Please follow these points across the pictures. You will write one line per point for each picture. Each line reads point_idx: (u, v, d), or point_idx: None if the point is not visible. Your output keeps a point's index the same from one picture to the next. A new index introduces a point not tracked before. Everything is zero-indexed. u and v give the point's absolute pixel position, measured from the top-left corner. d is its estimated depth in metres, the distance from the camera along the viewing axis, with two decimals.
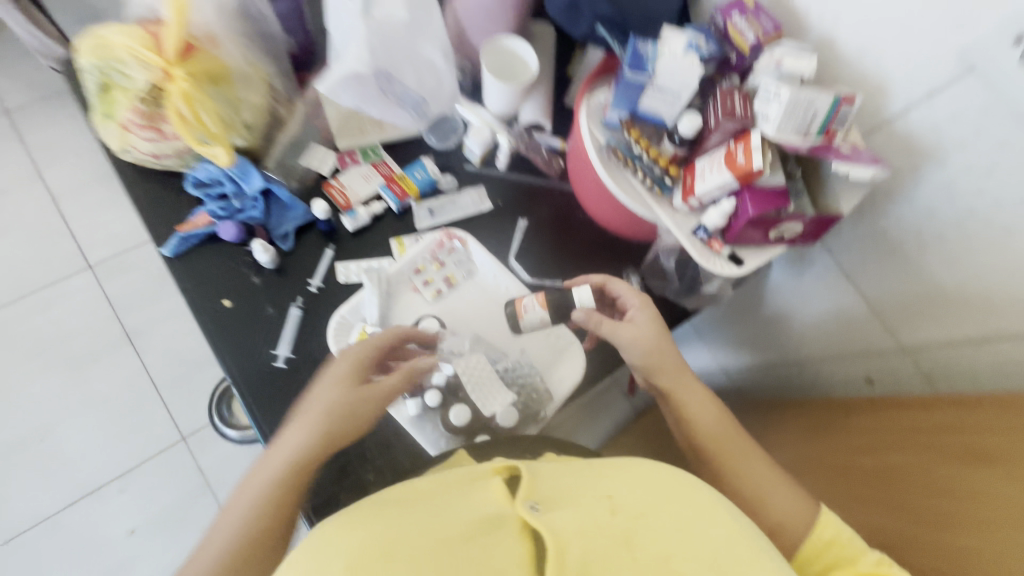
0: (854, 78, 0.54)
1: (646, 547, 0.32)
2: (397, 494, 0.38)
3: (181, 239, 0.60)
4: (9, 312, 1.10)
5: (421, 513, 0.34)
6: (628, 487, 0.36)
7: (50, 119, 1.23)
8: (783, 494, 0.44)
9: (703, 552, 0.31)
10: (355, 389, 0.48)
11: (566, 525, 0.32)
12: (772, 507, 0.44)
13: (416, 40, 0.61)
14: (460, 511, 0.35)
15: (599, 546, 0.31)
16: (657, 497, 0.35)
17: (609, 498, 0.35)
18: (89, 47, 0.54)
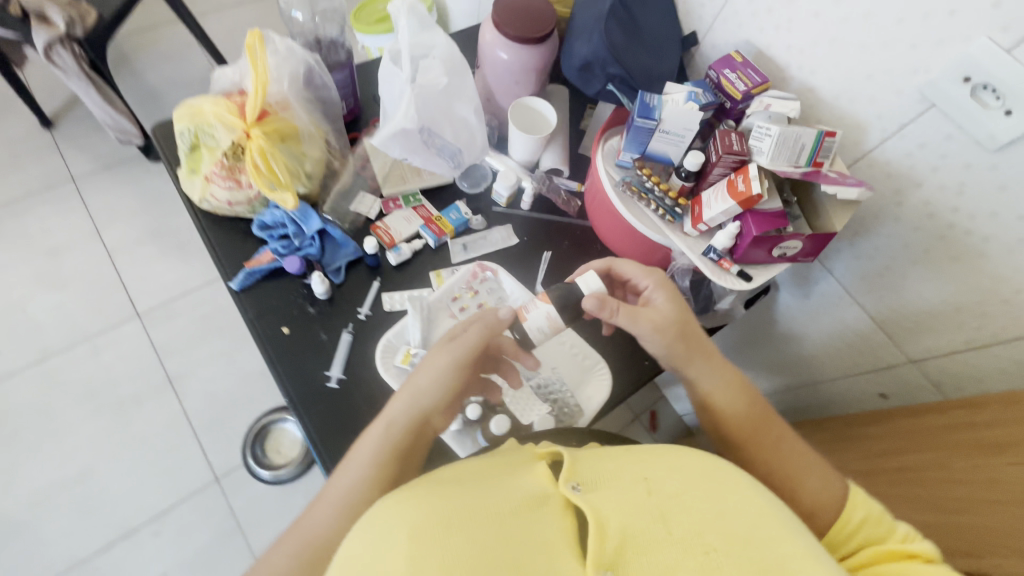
0: (832, 118, 0.63)
1: (681, 524, 0.33)
2: (447, 475, 0.39)
3: (247, 274, 0.67)
4: (61, 359, 1.17)
5: (472, 487, 0.37)
6: (664, 470, 0.37)
7: (111, 185, 1.36)
8: (817, 477, 0.47)
9: (734, 528, 0.33)
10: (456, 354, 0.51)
11: (606, 505, 0.34)
12: (804, 490, 0.46)
13: (453, 101, 0.72)
14: (506, 489, 0.37)
15: (635, 524, 0.33)
16: (690, 477, 0.36)
17: (645, 480, 0.37)
18: (184, 114, 0.65)
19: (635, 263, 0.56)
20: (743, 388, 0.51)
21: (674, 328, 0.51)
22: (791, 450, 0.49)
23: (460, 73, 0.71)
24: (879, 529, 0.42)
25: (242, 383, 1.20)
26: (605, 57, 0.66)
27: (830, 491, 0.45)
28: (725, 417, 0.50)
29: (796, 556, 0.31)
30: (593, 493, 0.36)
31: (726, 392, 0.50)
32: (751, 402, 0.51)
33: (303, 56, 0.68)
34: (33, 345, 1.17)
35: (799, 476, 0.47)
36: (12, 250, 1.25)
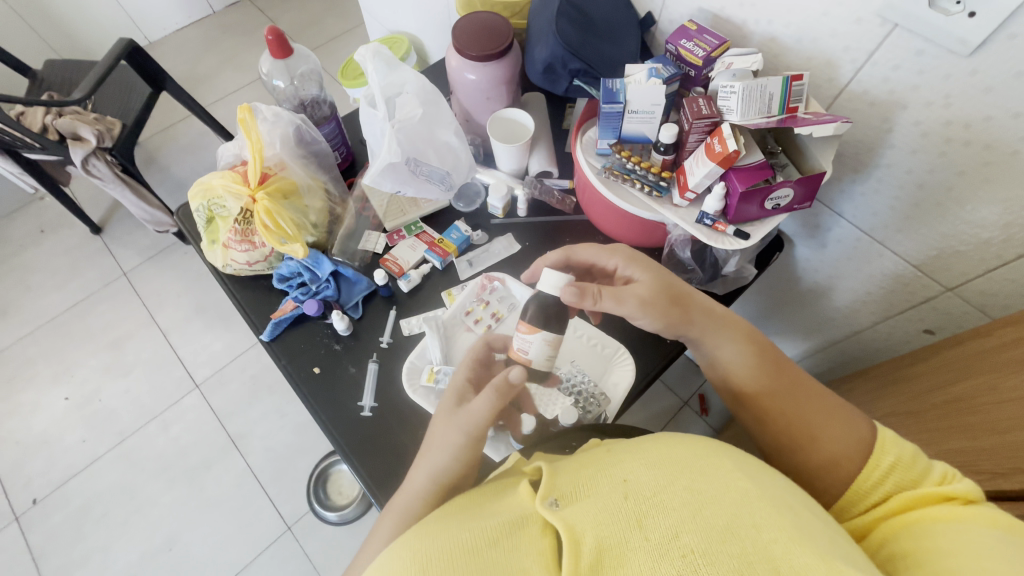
0: (801, 61, 0.62)
1: (657, 527, 0.36)
2: (442, 510, 0.43)
3: (274, 324, 0.72)
4: (136, 437, 1.27)
5: (460, 520, 0.40)
6: (642, 470, 0.40)
7: (156, 272, 1.49)
8: (839, 424, 0.47)
9: (713, 522, 0.35)
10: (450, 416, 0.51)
11: (580, 520, 0.37)
12: (824, 437, 0.47)
13: (434, 128, 0.76)
14: (491, 517, 0.40)
15: (611, 531, 0.36)
16: (666, 475, 0.39)
17: (624, 484, 0.39)
18: (197, 192, 0.72)
19: (592, 248, 0.60)
20: (748, 341, 0.53)
21: (662, 296, 0.53)
22: (807, 401, 0.50)
23: (434, 101, 0.75)
24: (913, 472, 0.41)
25: (298, 433, 1.27)
26: (564, 55, 0.68)
27: (852, 437, 0.46)
28: (735, 374, 0.53)
29: (778, 542, 0.33)
30: (570, 507, 0.39)
31: (731, 349, 0.53)
32: (759, 355, 0.53)
33: (290, 118, 0.74)
34: (111, 430, 1.28)
35: (817, 425, 0.48)
36: (82, 347, 1.38)
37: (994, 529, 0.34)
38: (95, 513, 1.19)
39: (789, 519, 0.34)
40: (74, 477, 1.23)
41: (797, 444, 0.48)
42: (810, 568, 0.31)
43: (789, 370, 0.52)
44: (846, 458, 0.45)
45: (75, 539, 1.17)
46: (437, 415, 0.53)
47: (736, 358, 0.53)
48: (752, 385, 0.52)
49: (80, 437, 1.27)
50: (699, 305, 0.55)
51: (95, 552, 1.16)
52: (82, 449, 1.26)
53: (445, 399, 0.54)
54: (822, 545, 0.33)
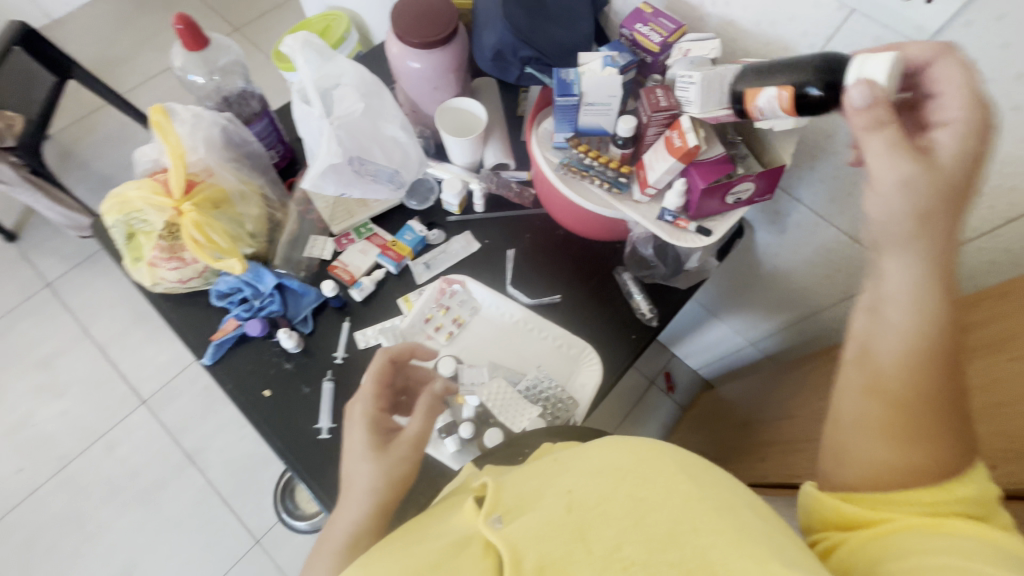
0: (758, 46, 0.60)
1: (600, 539, 0.34)
2: (379, 543, 0.39)
3: (216, 345, 0.67)
4: (80, 461, 1.18)
5: (402, 549, 0.38)
6: (586, 482, 0.38)
7: (86, 281, 1.37)
8: (936, 446, 0.38)
9: (654, 531, 0.33)
10: (377, 456, 0.45)
11: (521, 537, 0.35)
12: (920, 446, 0.38)
13: (378, 123, 0.70)
14: (433, 541, 0.38)
15: (552, 547, 0.34)
16: (609, 484, 0.37)
17: (568, 495, 0.37)
18: (111, 204, 0.64)
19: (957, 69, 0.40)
20: (927, 305, 0.39)
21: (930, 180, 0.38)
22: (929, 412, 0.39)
23: (377, 93, 0.69)
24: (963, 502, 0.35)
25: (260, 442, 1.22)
26: (513, 43, 0.63)
27: (937, 461, 0.38)
28: (863, 334, 0.43)
29: (715, 545, 0.32)
30: (512, 523, 0.36)
31: (899, 315, 0.40)
32: (921, 333, 0.40)
33: (213, 119, 0.66)
34: (50, 456, 1.18)
35: (920, 423, 0.39)
36: (7, 368, 1.26)
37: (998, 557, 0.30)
38: (41, 545, 1.12)
39: (729, 522, 0.33)
40: (13, 509, 1.14)
41: (893, 423, 0.40)
42: (744, 569, 0.30)
43: (947, 370, 0.40)
44: (917, 471, 0.38)
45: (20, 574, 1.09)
46: (354, 456, 0.46)
47: (896, 324, 0.40)
48: (886, 357, 0.41)
49: (16, 466, 1.17)
50: (886, 219, 0.39)
51: None
52: (20, 478, 1.16)
53: (363, 438, 0.46)
54: (761, 541, 0.32)
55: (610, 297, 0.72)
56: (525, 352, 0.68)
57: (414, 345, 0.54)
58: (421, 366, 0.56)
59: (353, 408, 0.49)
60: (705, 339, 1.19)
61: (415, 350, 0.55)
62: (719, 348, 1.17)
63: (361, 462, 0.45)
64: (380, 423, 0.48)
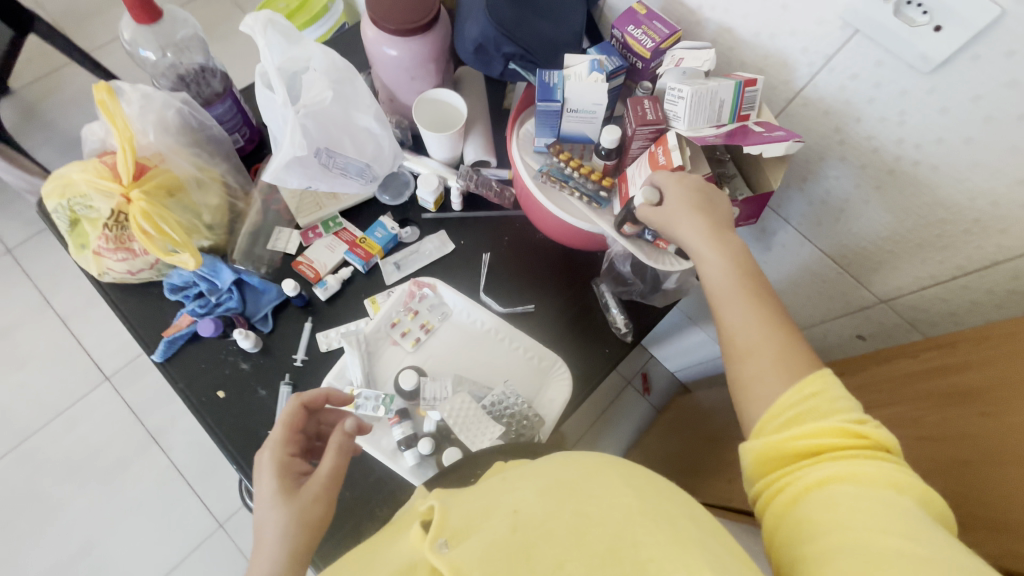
0: (756, 58, 0.56)
1: (542, 559, 0.33)
2: None
3: (167, 342, 0.63)
4: (40, 436, 1.15)
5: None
6: (531, 499, 0.37)
7: (48, 249, 1.31)
8: (769, 351, 0.41)
9: (596, 546, 0.33)
10: (287, 501, 0.43)
11: (466, 556, 0.33)
12: (767, 355, 0.41)
13: (351, 112, 0.66)
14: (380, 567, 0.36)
15: (495, 565, 0.32)
16: (554, 502, 0.36)
17: (514, 514, 0.36)
18: (54, 188, 0.60)
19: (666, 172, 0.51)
20: (718, 249, 0.47)
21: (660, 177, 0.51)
22: (755, 322, 0.43)
23: (349, 80, 0.64)
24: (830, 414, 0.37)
25: None
26: (496, 37, 0.59)
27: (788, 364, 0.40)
28: (706, 284, 0.47)
29: (653, 560, 0.32)
30: (460, 546, 0.35)
31: (714, 264, 0.47)
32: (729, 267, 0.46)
33: (165, 99, 0.61)
34: (7, 430, 1.15)
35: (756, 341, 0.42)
36: None
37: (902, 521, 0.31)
38: None
39: (666, 528, 0.33)
40: None
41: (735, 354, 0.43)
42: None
43: (767, 288, 0.45)
44: (767, 385, 0.40)
45: None
46: (262, 504, 0.43)
47: (710, 266, 0.47)
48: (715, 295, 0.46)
49: None
50: (673, 194, 0.49)
51: None
52: None
53: (271, 485, 0.43)
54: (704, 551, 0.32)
55: (586, 309, 0.70)
56: (495, 362, 0.66)
57: (328, 390, 0.52)
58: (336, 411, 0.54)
59: (262, 455, 0.46)
60: (684, 345, 1.17)
61: (331, 395, 0.53)
62: (696, 355, 1.16)
63: (268, 509, 0.42)
64: (290, 467, 0.45)
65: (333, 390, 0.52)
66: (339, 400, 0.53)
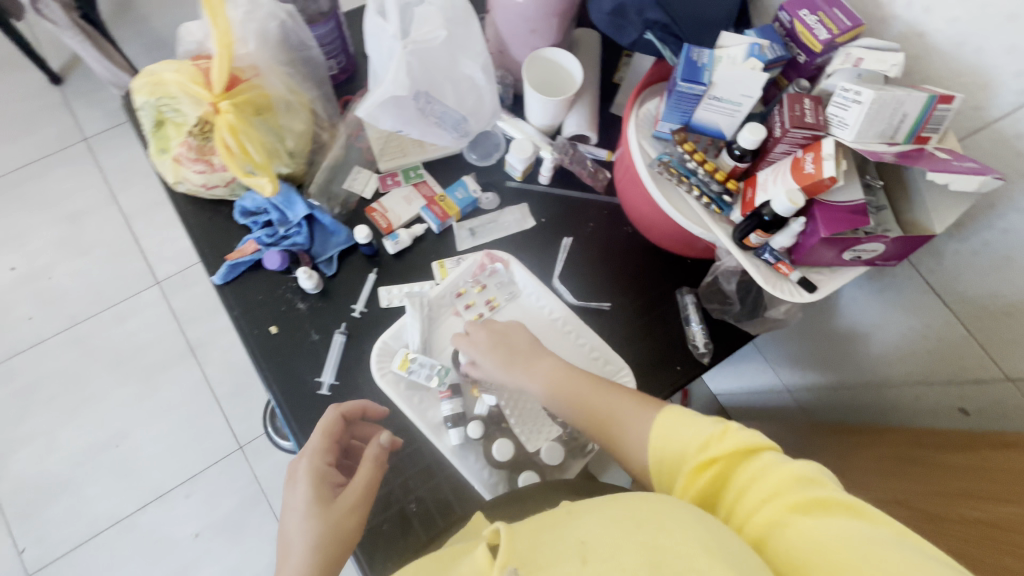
0: (945, 74, 0.48)
1: None
2: None
3: (230, 267, 0.61)
4: (90, 325, 1.19)
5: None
6: (600, 530, 0.33)
7: (122, 145, 1.32)
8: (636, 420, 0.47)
9: None
10: (320, 511, 0.43)
11: None
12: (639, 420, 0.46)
13: (458, 58, 0.60)
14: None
15: None
16: (625, 530, 0.33)
17: (582, 546, 0.33)
18: (143, 84, 0.56)
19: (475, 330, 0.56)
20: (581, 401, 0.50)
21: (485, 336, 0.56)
22: (613, 407, 0.48)
23: (464, 22, 0.58)
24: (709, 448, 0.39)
25: None
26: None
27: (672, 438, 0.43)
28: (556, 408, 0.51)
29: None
30: None
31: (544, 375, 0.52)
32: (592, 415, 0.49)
33: (272, 9, 0.56)
34: (62, 312, 1.19)
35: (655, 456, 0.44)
36: (32, 215, 1.25)
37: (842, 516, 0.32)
38: (39, 396, 1.14)
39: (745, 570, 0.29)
40: (19, 354, 1.16)
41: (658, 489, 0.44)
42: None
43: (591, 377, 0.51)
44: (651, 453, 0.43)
45: (17, 418, 1.12)
46: (293, 515, 0.43)
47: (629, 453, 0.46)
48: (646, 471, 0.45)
49: (28, 313, 1.18)
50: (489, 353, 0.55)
51: (36, 435, 1.12)
52: (29, 326, 1.18)
53: (306, 494, 0.44)
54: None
55: (664, 317, 0.64)
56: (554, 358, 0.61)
57: (367, 402, 0.53)
58: (371, 425, 0.54)
59: (298, 465, 0.46)
60: (739, 370, 1.10)
61: (368, 408, 0.53)
62: (747, 382, 1.09)
63: (294, 517, 0.43)
64: (325, 477, 0.46)
65: (370, 403, 0.53)
66: (376, 415, 0.54)
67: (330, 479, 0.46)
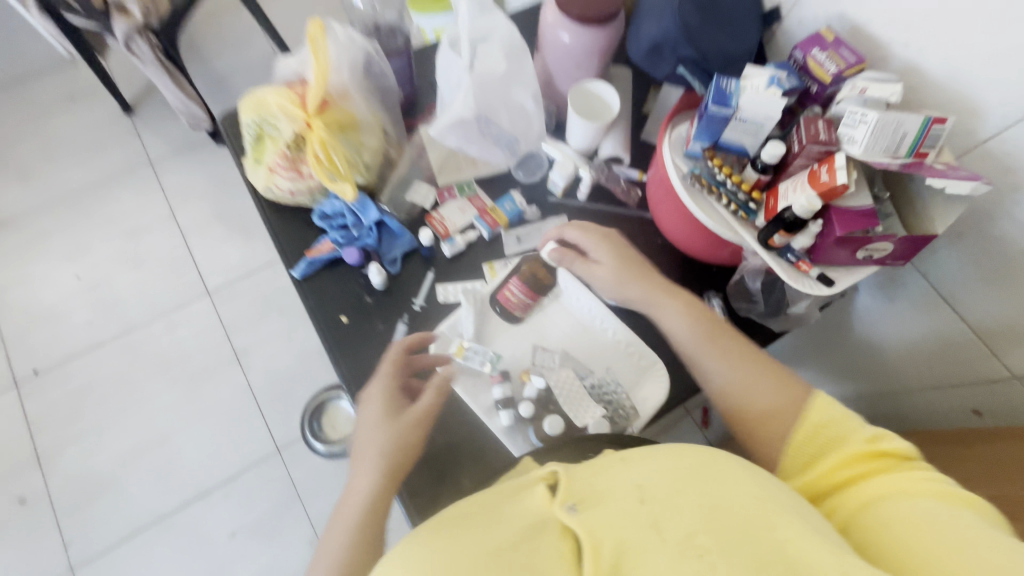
0: (940, 102, 0.56)
1: (673, 530, 0.32)
2: (451, 511, 0.38)
3: (308, 262, 0.69)
4: (144, 331, 1.27)
5: (479, 520, 0.36)
6: (654, 475, 0.36)
7: (183, 167, 1.44)
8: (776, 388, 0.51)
9: (728, 527, 0.31)
10: (389, 423, 0.52)
11: (602, 526, 0.33)
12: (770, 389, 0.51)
13: (512, 87, 0.69)
14: (506, 522, 0.35)
15: (628, 537, 0.32)
16: (680, 480, 0.35)
17: (638, 489, 0.35)
18: (250, 105, 0.67)
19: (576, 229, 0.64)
20: (698, 333, 0.56)
21: (612, 265, 0.61)
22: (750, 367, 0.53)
23: (520, 58, 0.68)
24: (841, 428, 0.44)
25: (303, 361, 1.27)
26: (676, 39, 0.62)
27: (786, 398, 0.50)
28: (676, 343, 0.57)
29: (792, 541, 0.31)
30: (591, 512, 0.34)
31: (677, 321, 0.57)
32: (704, 344, 0.55)
33: (363, 46, 0.68)
34: (119, 318, 1.27)
35: (753, 388, 0.51)
36: (98, 229, 1.35)
37: (931, 499, 0.36)
38: (92, 396, 1.21)
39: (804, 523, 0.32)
40: (77, 356, 1.23)
41: (736, 409, 0.52)
42: (823, 562, 0.29)
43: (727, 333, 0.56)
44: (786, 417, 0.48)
45: (71, 417, 1.19)
46: (369, 425, 0.53)
47: (719, 378, 0.53)
48: (729, 393, 0.52)
49: (88, 318, 1.27)
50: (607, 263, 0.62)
51: (87, 433, 1.18)
52: (89, 331, 1.26)
53: (379, 408, 0.54)
54: (833, 542, 0.32)
55: None
56: (595, 348, 0.66)
57: (424, 334, 0.62)
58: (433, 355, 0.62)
59: (371, 386, 0.56)
60: None
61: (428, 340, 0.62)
62: None
63: (369, 427, 0.53)
64: (392, 396, 0.55)
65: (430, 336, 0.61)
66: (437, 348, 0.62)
67: (398, 396, 0.55)
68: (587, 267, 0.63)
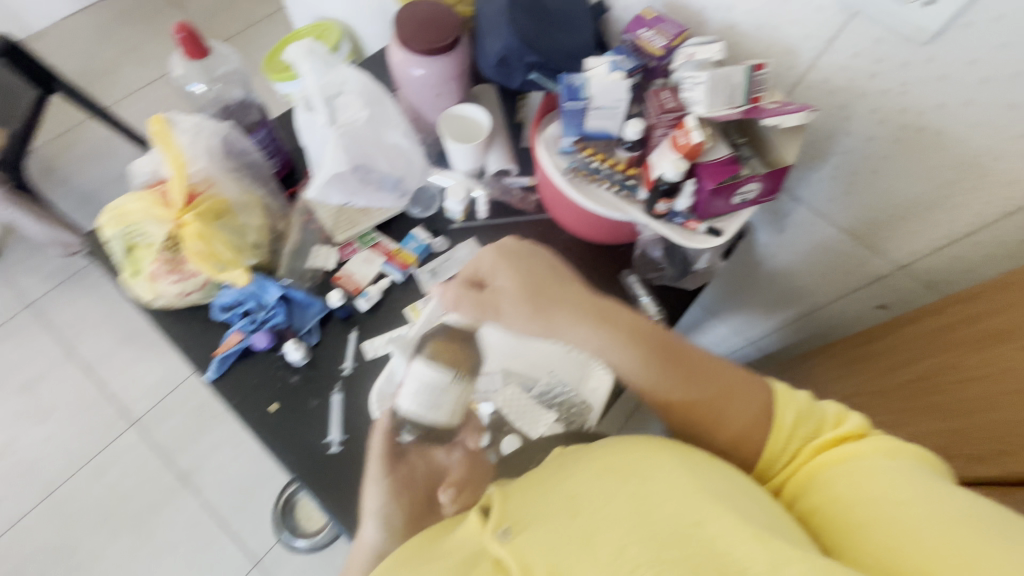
0: (760, 49, 0.62)
1: (605, 543, 0.32)
2: (406, 550, 0.40)
3: (220, 360, 0.65)
4: (69, 486, 1.14)
5: (413, 566, 0.37)
6: (588, 481, 0.37)
7: (69, 299, 1.33)
8: (738, 393, 0.43)
9: (658, 528, 0.32)
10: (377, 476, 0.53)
11: (530, 548, 0.33)
12: (733, 396, 0.43)
13: (381, 130, 0.69)
14: (442, 560, 0.36)
15: (557, 557, 0.32)
16: (611, 485, 0.35)
17: (572, 500, 0.36)
18: (111, 218, 0.63)
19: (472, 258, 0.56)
20: (647, 355, 0.45)
21: (518, 298, 0.50)
22: (704, 375, 0.44)
23: (379, 100, 0.68)
24: (813, 421, 0.41)
25: (259, 460, 1.19)
26: (518, 49, 0.64)
27: (753, 403, 0.42)
28: (619, 368, 0.46)
29: (721, 534, 0.30)
30: (521, 534, 0.35)
31: (612, 342, 0.46)
32: (657, 367, 0.44)
33: (214, 128, 0.67)
34: (37, 482, 1.14)
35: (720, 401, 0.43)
36: None
37: (878, 459, 0.35)
38: None
39: (731, 508, 0.32)
40: None
41: (704, 424, 0.43)
42: (752, 557, 0.29)
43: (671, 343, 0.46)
44: (758, 423, 0.42)
45: None
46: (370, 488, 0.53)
47: (683, 396, 0.44)
48: (695, 409, 0.43)
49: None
50: (505, 289, 0.51)
51: None
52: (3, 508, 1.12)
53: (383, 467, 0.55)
54: (757, 523, 0.31)
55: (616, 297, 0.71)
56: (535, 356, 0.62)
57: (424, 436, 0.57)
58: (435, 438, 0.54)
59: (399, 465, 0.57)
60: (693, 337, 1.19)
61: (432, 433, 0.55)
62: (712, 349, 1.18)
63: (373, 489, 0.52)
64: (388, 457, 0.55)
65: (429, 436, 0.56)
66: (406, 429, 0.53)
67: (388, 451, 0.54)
68: (490, 307, 0.52)
